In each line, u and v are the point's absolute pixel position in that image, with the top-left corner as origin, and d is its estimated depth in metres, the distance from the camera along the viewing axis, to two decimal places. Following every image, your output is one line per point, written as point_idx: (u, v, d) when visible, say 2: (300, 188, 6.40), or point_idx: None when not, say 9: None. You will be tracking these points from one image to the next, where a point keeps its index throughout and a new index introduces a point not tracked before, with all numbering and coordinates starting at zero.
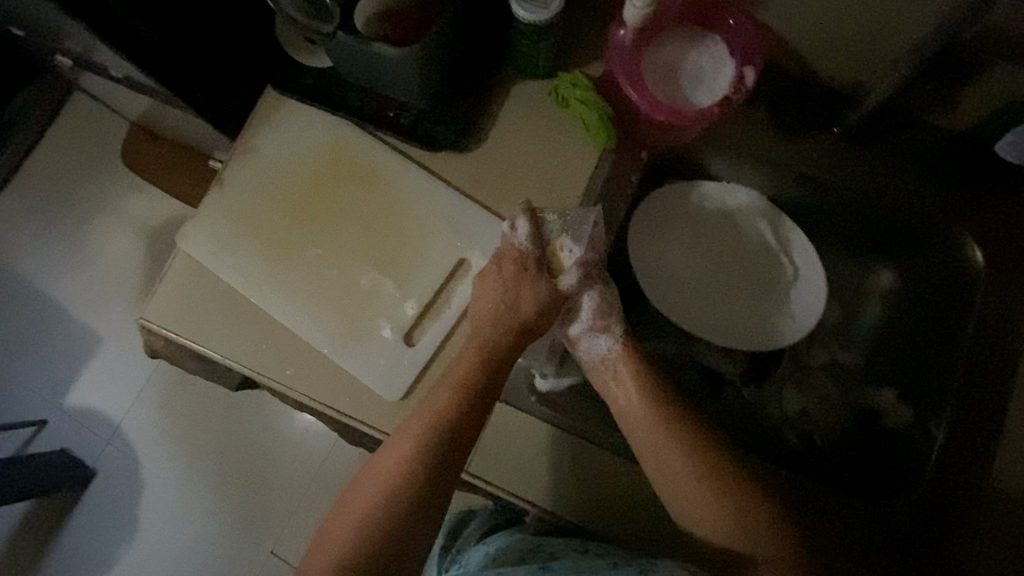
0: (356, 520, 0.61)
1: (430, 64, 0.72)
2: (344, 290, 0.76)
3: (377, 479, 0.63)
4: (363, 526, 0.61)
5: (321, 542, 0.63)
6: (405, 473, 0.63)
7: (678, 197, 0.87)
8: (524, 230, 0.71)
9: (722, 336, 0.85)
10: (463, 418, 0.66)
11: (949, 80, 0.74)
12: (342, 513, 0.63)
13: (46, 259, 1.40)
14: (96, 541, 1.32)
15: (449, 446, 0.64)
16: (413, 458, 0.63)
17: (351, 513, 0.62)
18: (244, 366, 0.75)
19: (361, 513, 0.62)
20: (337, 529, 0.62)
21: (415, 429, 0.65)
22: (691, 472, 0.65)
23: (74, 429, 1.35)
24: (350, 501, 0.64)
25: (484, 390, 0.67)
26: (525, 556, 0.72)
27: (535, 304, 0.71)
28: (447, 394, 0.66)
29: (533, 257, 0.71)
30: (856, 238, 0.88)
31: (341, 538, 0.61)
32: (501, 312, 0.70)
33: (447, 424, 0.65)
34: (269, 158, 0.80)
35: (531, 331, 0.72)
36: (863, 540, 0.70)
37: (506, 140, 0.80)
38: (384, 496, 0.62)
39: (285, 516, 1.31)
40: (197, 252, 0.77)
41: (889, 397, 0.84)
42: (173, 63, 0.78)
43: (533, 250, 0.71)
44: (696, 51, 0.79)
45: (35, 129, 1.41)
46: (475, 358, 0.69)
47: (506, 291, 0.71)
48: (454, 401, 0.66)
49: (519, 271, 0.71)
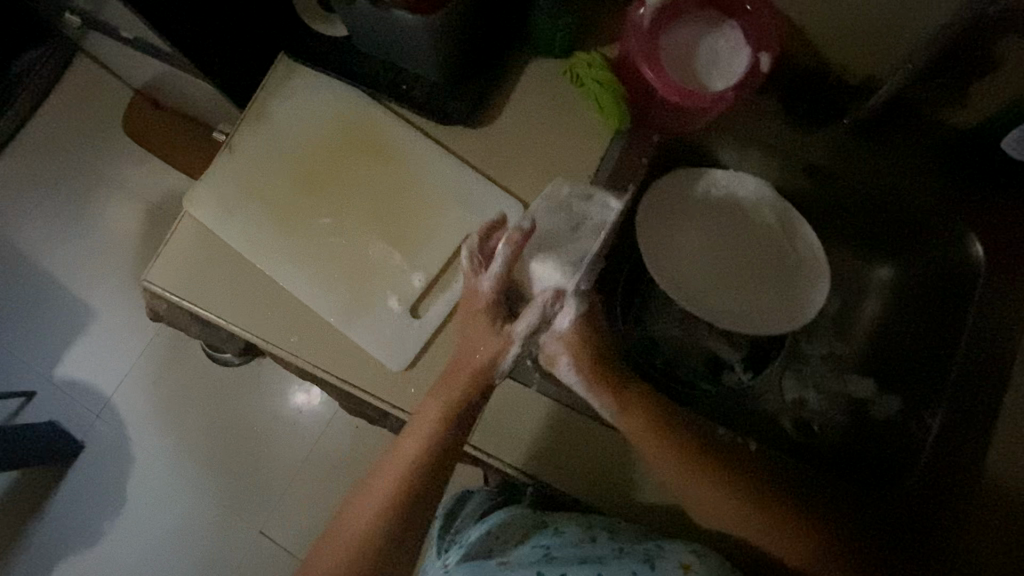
0: (375, 520, 0.61)
1: (446, 35, 0.69)
2: (350, 261, 0.74)
3: (388, 476, 0.63)
4: (380, 529, 0.60)
5: (333, 535, 0.62)
6: (417, 474, 0.62)
7: (687, 181, 0.80)
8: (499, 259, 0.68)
9: (732, 323, 0.78)
10: (474, 418, 0.65)
11: (961, 74, 0.70)
12: (352, 510, 0.62)
13: (45, 228, 1.39)
14: (83, 514, 1.30)
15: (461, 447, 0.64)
16: (431, 448, 0.63)
17: (364, 513, 0.61)
18: (246, 332, 0.72)
19: (377, 515, 0.61)
20: (351, 529, 0.61)
21: (425, 427, 0.64)
22: (698, 480, 0.64)
23: (65, 401, 1.34)
24: (362, 499, 0.62)
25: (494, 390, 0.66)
26: (531, 534, 0.67)
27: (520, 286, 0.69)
28: (461, 381, 0.65)
29: (490, 298, 0.68)
30: (867, 228, 0.82)
31: (357, 537, 0.60)
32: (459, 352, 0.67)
33: (460, 425, 0.64)
34: (280, 125, 0.78)
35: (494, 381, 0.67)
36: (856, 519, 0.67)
37: (518, 117, 0.77)
38: (399, 500, 0.61)
39: (276, 495, 1.30)
40: (204, 215, 0.75)
41: (869, 387, 0.81)
42: (183, 21, 0.76)
43: (494, 294, 0.68)
44: (714, 34, 0.73)
45: (37, 92, 1.42)
46: (485, 344, 0.66)
47: (463, 336, 0.68)
48: (458, 402, 0.64)
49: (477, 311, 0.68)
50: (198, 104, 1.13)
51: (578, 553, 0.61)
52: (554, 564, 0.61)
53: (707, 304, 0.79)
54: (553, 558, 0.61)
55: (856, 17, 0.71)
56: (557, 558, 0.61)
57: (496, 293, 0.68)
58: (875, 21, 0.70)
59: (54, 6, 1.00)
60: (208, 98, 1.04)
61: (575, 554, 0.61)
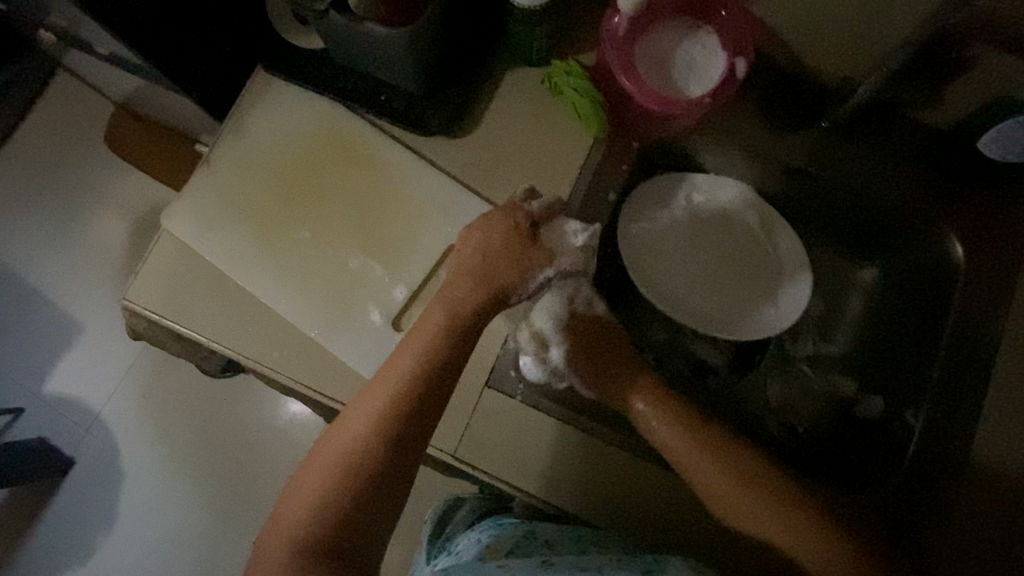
0: (309, 509, 0.56)
1: (421, 45, 0.69)
2: (330, 275, 0.73)
3: (327, 462, 0.58)
4: (317, 518, 0.56)
5: (274, 529, 0.57)
6: (358, 460, 0.57)
7: (667, 186, 0.79)
8: (541, 201, 0.66)
9: (716, 328, 0.77)
10: (428, 395, 0.60)
11: (935, 76, 0.71)
12: (291, 499, 0.58)
13: (28, 243, 1.38)
14: (74, 532, 1.29)
15: (407, 434, 0.59)
16: (375, 431, 0.58)
17: (302, 502, 0.57)
18: (227, 349, 0.72)
19: (313, 503, 0.56)
20: (288, 520, 0.56)
21: (368, 408, 0.59)
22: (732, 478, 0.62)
23: (52, 417, 1.33)
24: (300, 487, 0.58)
25: (445, 373, 0.61)
26: (522, 544, 0.65)
27: (516, 272, 0.64)
28: (412, 358, 0.61)
29: (527, 216, 0.65)
30: (847, 232, 0.83)
31: (295, 528, 0.56)
32: (487, 248, 0.65)
33: (406, 407, 0.59)
34: (257, 139, 0.77)
35: (512, 301, 0.65)
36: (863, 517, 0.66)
37: (497, 126, 0.77)
38: (335, 487, 0.57)
39: (268, 507, 1.29)
40: (182, 232, 0.74)
41: (850, 387, 0.82)
42: (158, 36, 0.76)
43: (535, 215, 0.66)
44: (691, 40, 0.73)
45: (17, 107, 1.41)
46: (446, 321, 0.63)
47: (490, 248, 0.65)
48: (412, 384, 0.60)
49: (512, 230, 0.65)
50: (179, 116, 1.12)
51: (576, 562, 0.59)
52: (553, 571, 0.58)
53: (689, 309, 0.78)
54: (552, 565, 0.59)
55: (832, 20, 0.71)
56: (557, 565, 0.59)
57: (533, 216, 0.66)
58: (849, 23, 0.71)
59: (29, 21, 0.99)
60: (188, 111, 1.04)
61: (573, 562, 0.59)
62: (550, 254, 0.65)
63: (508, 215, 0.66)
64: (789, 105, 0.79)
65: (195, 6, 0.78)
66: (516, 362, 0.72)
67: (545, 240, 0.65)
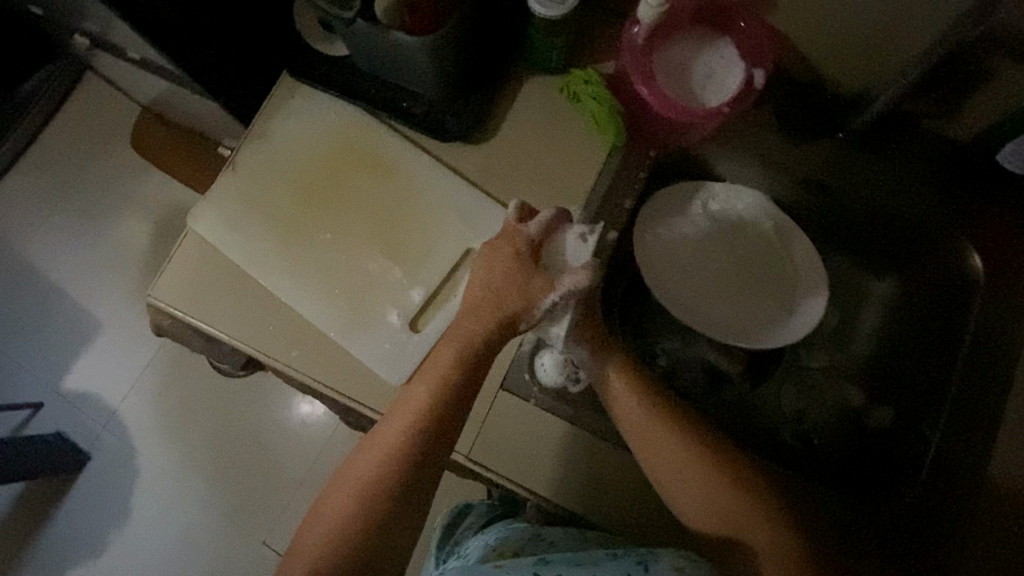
0: (326, 533, 0.57)
1: (445, 53, 0.71)
2: (350, 277, 0.75)
3: (345, 487, 0.59)
4: (333, 543, 0.56)
5: (293, 550, 0.58)
6: (376, 484, 0.59)
7: (681, 197, 0.80)
8: (539, 220, 0.65)
9: (731, 334, 0.78)
10: (442, 424, 0.61)
11: (953, 89, 0.71)
12: (311, 524, 0.59)
13: (53, 241, 1.42)
14: (90, 526, 1.31)
15: (423, 458, 0.60)
16: (391, 458, 0.59)
17: (323, 524, 0.58)
18: (250, 348, 0.73)
19: (333, 525, 0.57)
20: (306, 544, 0.57)
21: (383, 437, 0.61)
22: (737, 504, 0.62)
23: (71, 412, 1.35)
24: (321, 510, 0.59)
25: (458, 401, 0.62)
26: (528, 546, 0.67)
27: (524, 298, 0.63)
28: (426, 386, 0.62)
29: (530, 241, 0.65)
30: (859, 244, 0.83)
31: (312, 550, 0.56)
32: (494, 278, 0.64)
33: (422, 431, 0.60)
34: (283, 143, 0.79)
35: (520, 326, 0.65)
36: (863, 530, 0.68)
37: (515, 133, 0.78)
38: (352, 512, 0.57)
39: (280, 506, 1.31)
40: (206, 233, 0.76)
41: (856, 398, 0.81)
42: (189, 42, 0.78)
43: (536, 238, 0.65)
44: (710, 51, 0.74)
45: (46, 108, 1.45)
46: (459, 351, 0.63)
47: (493, 278, 0.64)
48: (427, 413, 0.61)
49: (514, 255, 0.64)
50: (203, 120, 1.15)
51: (574, 556, 0.60)
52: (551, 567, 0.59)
53: (705, 315, 0.79)
54: (548, 563, 0.59)
55: (851, 31, 0.72)
56: (553, 564, 0.59)
57: (536, 239, 0.65)
58: (866, 37, 0.71)
59: (64, 27, 1.03)
60: (213, 114, 1.06)
61: (571, 558, 0.60)
62: (553, 279, 0.63)
63: (511, 235, 0.65)
64: (806, 117, 0.80)
65: (225, 13, 0.80)
66: (529, 365, 0.73)
67: (549, 261, 0.65)
